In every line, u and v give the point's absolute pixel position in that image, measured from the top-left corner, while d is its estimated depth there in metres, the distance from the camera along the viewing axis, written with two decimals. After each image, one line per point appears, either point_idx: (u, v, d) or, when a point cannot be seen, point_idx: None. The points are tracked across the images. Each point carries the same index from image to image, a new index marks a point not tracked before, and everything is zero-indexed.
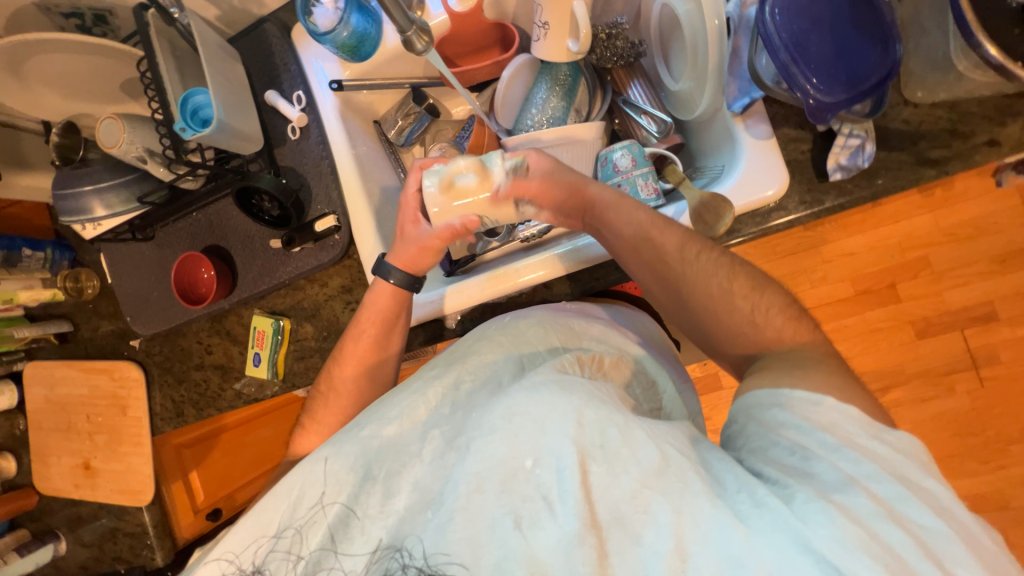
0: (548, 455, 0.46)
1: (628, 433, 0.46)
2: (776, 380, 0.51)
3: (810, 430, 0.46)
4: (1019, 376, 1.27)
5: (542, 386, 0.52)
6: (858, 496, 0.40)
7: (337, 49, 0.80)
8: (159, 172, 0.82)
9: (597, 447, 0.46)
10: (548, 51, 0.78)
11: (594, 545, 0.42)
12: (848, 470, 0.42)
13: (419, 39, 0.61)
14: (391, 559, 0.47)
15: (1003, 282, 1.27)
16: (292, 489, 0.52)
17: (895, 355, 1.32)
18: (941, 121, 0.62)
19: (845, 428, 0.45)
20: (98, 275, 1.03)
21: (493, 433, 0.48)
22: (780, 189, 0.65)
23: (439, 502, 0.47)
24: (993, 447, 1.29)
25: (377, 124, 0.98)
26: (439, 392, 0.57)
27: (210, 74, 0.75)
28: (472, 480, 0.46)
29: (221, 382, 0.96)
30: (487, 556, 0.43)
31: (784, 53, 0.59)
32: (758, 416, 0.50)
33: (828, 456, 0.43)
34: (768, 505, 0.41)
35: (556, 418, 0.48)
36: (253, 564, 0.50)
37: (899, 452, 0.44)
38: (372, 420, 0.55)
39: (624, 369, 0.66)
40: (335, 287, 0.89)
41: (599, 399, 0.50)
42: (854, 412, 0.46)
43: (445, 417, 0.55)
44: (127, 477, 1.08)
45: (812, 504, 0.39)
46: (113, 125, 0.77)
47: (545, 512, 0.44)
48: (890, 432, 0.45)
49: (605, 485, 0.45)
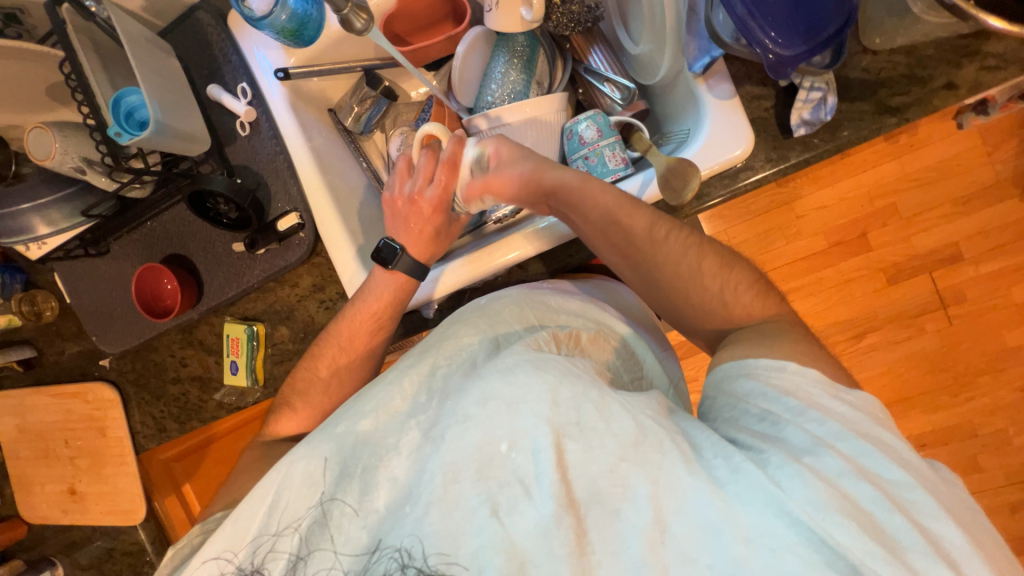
0: (523, 437, 0.46)
1: (604, 408, 0.47)
2: (739, 355, 0.52)
3: (774, 396, 0.47)
4: (984, 312, 1.33)
5: (517, 367, 0.51)
6: (828, 456, 0.41)
7: (277, 34, 0.74)
8: (100, 182, 0.77)
9: (573, 425, 0.47)
10: (502, 21, 0.74)
11: (571, 524, 0.43)
12: (815, 431, 0.43)
13: (357, 16, 0.58)
14: (391, 559, 0.45)
15: (967, 222, 1.30)
16: (267, 493, 0.51)
17: (868, 302, 1.36)
18: (900, 67, 0.62)
19: (806, 390, 0.46)
20: (55, 296, 0.98)
21: (468, 420, 0.48)
22: (747, 149, 0.64)
23: (416, 495, 0.47)
24: (962, 380, 1.35)
25: (332, 112, 0.93)
26: (415, 381, 0.57)
27: (139, 71, 0.69)
28: (448, 469, 0.46)
29: (200, 394, 0.94)
30: (466, 545, 0.43)
31: (741, 7, 0.57)
32: (728, 387, 0.51)
33: (796, 418, 0.44)
34: (744, 470, 0.41)
35: (530, 400, 0.48)
36: (252, 564, 0.50)
37: (858, 411, 0.45)
38: (346, 417, 0.55)
39: (604, 344, 0.66)
40: (307, 287, 0.87)
41: (574, 374, 0.50)
42: (814, 375, 0.47)
43: (422, 407, 0.55)
44: (116, 498, 1.06)
45: (785, 468, 0.40)
46: (43, 135, 0.72)
47: (522, 496, 0.44)
48: (848, 392, 0.46)
49: (582, 462, 0.45)
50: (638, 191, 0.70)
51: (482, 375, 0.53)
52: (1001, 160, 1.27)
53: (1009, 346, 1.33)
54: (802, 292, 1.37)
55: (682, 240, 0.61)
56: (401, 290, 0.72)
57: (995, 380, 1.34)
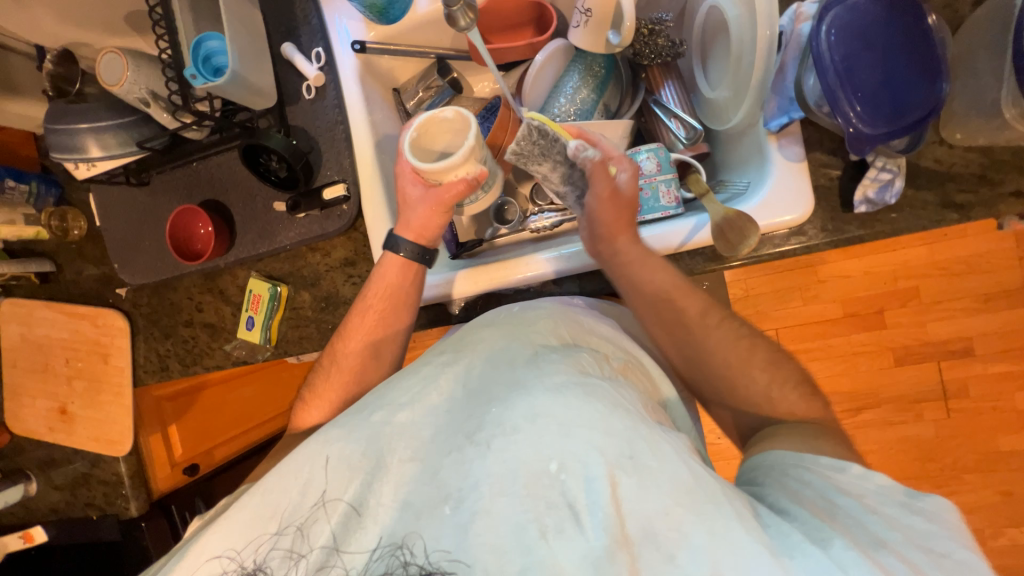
0: (575, 463, 0.48)
1: (655, 445, 0.48)
2: (797, 448, 0.54)
3: (833, 491, 0.48)
4: (984, 412, 1.33)
5: (566, 388, 0.53)
6: (890, 557, 0.41)
7: (364, 7, 0.76)
8: (161, 117, 0.76)
9: (627, 458, 0.47)
10: (586, 41, 0.75)
11: (626, 562, 0.44)
12: (877, 531, 0.44)
13: (463, 16, 0.59)
14: (391, 557, 0.49)
15: (986, 320, 1.31)
16: (300, 472, 0.54)
17: (873, 379, 1.36)
18: (973, 165, 0.62)
19: (868, 496, 0.47)
20: (86, 216, 0.98)
21: (516, 432, 0.50)
22: (802, 215, 0.64)
23: (461, 499, 0.49)
24: (950, 473, 1.35)
25: (395, 92, 0.93)
26: (450, 379, 0.59)
27: (227, 19, 0.72)
28: (495, 479, 0.49)
29: (210, 341, 0.94)
30: (512, 563, 0.45)
31: (833, 75, 0.57)
32: (781, 468, 0.52)
33: (860, 515, 0.45)
34: (804, 550, 0.42)
35: (581, 424, 0.50)
36: (253, 563, 0.52)
37: (923, 523, 0.45)
38: (384, 407, 0.57)
39: (633, 372, 0.64)
40: (338, 259, 0.86)
41: (625, 408, 0.52)
42: (881, 481, 0.48)
43: (462, 409, 0.56)
44: (106, 426, 1.06)
45: (848, 552, 0.41)
46: (115, 61, 0.72)
47: (571, 523, 0.46)
48: (919, 500, 0.46)
49: (636, 500, 0.46)
50: (687, 233, 0.69)
51: (528, 388, 0.54)
52: None
53: (1002, 450, 1.33)
54: (807, 355, 1.38)
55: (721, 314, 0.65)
56: (410, 276, 0.73)
57: (982, 480, 1.34)
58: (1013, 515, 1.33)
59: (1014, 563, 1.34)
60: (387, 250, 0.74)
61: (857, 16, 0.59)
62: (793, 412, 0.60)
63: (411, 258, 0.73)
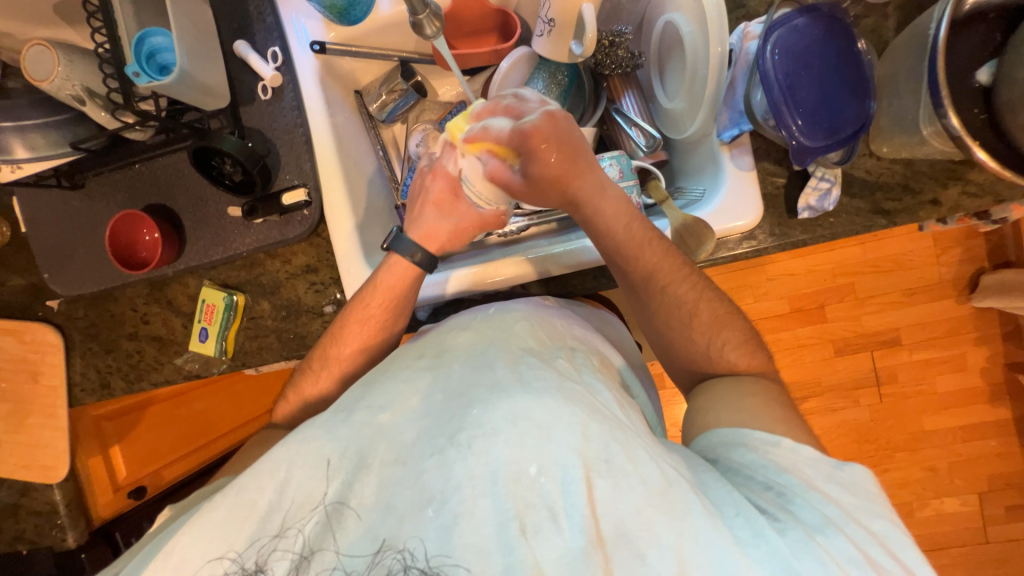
0: (552, 464, 0.49)
1: (630, 450, 0.50)
2: (735, 422, 0.59)
3: (776, 471, 0.53)
4: (911, 395, 1.47)
5: (545, 393, 0.54)
6: (839, 539, 0.46)
7: (323, 8, 0.74)
8: (99, 116, 0.72)
9: (602, 461, 0.49)
10: (550, 49, 0.77)
11: (601, 561, 0.46)
12: (824, 511, 0.49)
13: (430, 24, 0.58)
14: (392, 558, 0.48)
15: (911, 312, 1.44)
16: (277, 470, 0.53)
17: (817, 369, 1.47)
18: (897, 176, 0.68)
19: (804, 472, 0.53)
20: (9, 222, 0.89)
21: (497, 435, 0.51)
22: (753, 221, 0.69)
23: (442, 501, 0.49)
24: (883, 452, 1.48)
25: (358, 94, 0.91)
26: (431, 381, 0.59)
27: (172, 14, 0.67)
28: (475, 481, 0.49)
29: (158, 355, 0.88)
30: (494, 563, 0.46)
31: (777, 91, 0.62)
32: (731, 451, 0.56)
33: (803, 495, 0.50)
34: (764, 536, 0.46)
35: (561, 427, 0.51)
36: (254, 563, 0.50)
37: (851, 493, 0.51)
38: (363, 406, 0.57)
39: (611, 371, 0.67)
40: (299, 266, 0.83)
41: (601, 413, 0.53)
42: (810, 453, 0.54)
43: (438, 404, 0.56)
44: (37, 452, 0.96)
45: (803, 543, 0.46)
46: (44, 55, 0.67)
47: (549, 522, 0.48)
48: (841, 470, 0.52)
49: (611, 500, 0.48)
50: None
51: (509, 391, 0.54)
52: (948, 263, 1.42)
53: (926, 429, 1.47)
54: None
55: (660, 313, 0.69)
56: (409, 276, 0.73)
57: (910, 457, 1.47)
58: (937, 487, 1.47)
59: (939, 531, 1.48)
60: (390, 250, 0.73)
61: (798, 37, 0.63)
62: (713, 386, 0.68)
63: (414, 262, 0.73)
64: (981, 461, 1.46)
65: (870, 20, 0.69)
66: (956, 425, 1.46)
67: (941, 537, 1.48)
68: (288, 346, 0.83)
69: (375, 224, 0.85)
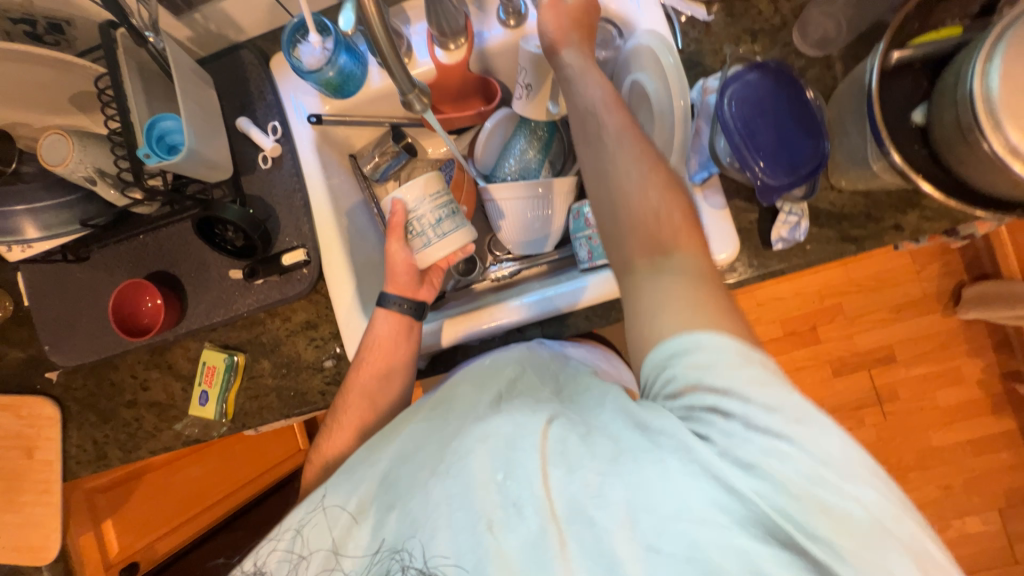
0: (515, 467, 0.50)
1: (588, 438, 0.49)
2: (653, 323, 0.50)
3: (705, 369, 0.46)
4: (913, 411, 1.47)
5: (517, 407, 0.55)
6: (759, 448, 0.42)
7: (320, 85, 0.81)
8: (108, 194, 0.76)
9: (557, 453, 0.49)
10: (528, 109, 0.84)
11: (558, 540, 0.47)
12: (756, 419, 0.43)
13: (418, 101, 0.64)
14: (392, 560, 0.52)
15: (901, 328, 1.47)
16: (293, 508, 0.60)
17: (816, 390, 1.48)
18: (859, 206, 0.73)
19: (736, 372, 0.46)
20: (13, 296, 0.91)
21: (468, 452, 0.52)
22: (732, 253, 0.73)
23: (422, 515, 0.51)
24: (895, 473, 1.46)
25: (353, 158, 0.98)
26: (417, 420, 0.60)
27: (182, 100, 0.73)
28: (449, 495, 0.51)
29: (156, 422, 0.87)
30: (466, 558, 0.48)
31: (736, 136, 0.67)
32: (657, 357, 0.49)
33: (725, 396, 0.44)
34: (695, 455, 0.44)
35: (525, 435, 0.51)
36: (256, 567, 0.57)
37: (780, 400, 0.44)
38: (367, 447, 0.61)
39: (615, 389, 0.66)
40: (299, 323, 0.85)
41: (567, 414, 0.53)
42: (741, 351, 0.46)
43: (422, 431, 0.58)
44: (28, 532, 0.93)
45: (727, 458, 0.43)
46: (59, 142, 0.71)
47: (513, 516, 0.48)
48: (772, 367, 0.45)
49: (567, 485, 0.48)
50: None
51: (486, 415, 0.55)
52: (929, 278, 1.47)
53: (935, 446, 1.46)
54: None
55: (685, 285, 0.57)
56: (405, 336, 0.75)
57: (923, 476, 1.45)
58: (954, 506, 1.44)
59: (963, 553, 1.44)
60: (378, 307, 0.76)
61: (752, 88, 0.70)
62: None
63: (405, 314, 0.75)
64: (994, 475, 1.44)
65: (814, 71, 0.77)
66: (963, 438, 1.46)
67: (967, 559, 1.43)
68: (290, 404, 0.83)
69: (371, 278, 0.88)
